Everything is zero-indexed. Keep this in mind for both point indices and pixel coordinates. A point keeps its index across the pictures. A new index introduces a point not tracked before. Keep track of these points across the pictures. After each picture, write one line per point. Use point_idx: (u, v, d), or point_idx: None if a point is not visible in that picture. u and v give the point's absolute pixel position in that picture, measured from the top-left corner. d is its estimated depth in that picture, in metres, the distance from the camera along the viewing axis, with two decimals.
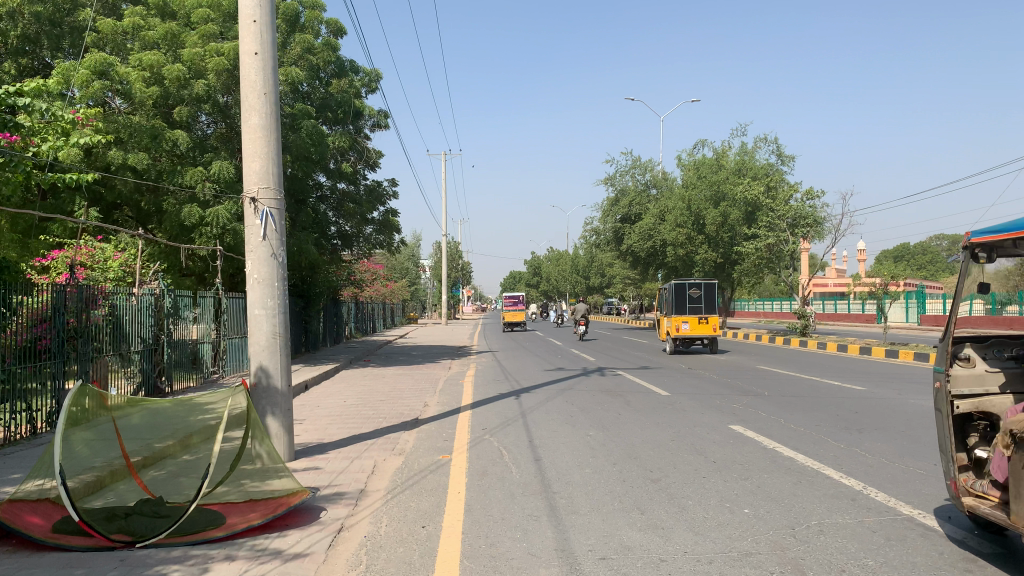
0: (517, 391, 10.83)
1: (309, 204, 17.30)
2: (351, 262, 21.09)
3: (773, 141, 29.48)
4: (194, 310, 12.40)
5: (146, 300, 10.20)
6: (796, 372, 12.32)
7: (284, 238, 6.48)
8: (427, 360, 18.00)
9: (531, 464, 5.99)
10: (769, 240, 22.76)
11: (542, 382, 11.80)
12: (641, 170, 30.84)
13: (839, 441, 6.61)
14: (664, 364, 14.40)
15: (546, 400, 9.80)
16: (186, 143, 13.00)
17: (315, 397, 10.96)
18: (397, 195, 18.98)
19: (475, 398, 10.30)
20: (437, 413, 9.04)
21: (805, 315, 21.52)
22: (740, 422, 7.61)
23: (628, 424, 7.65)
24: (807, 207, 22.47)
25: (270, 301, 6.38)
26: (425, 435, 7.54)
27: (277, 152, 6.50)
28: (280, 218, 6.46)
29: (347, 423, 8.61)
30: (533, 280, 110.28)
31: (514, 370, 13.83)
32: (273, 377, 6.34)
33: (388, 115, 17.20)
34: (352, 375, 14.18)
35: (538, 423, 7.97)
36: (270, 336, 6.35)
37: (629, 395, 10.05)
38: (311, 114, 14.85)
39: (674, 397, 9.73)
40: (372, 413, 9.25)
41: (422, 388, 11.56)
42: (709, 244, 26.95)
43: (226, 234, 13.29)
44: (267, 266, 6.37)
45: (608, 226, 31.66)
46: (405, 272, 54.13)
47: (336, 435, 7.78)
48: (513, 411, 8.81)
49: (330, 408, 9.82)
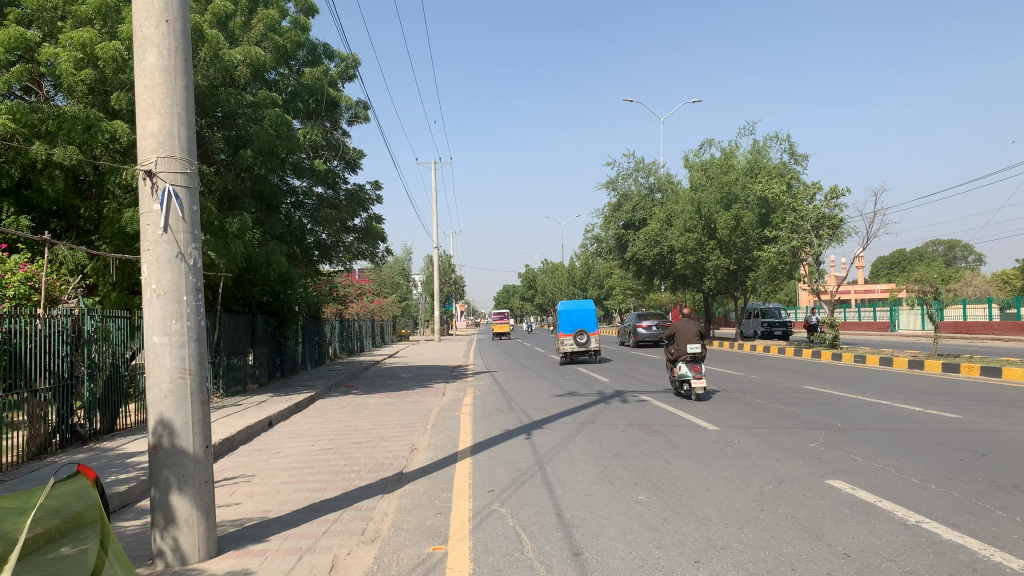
0: (526, 426, 8.84)
1: (280, 210, 15.26)
2: (330, 274, 19.09)
3: (785, 140, 27.60)
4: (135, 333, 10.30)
5: (60, 324, 8.12)
6: (855, 396, 10.36)
7: (197, 231, 4.46)
8: (417, 382, 15.96)
9: (568, 562, 3.98)
10: (790, 244, 20.79)
11: (554, 413, 9.82)
12: (644, 172, 28.99)
13: (999, 507, 4.64)
14: (692, 387, 12.38)
15: (566, 440, 7.79)
16: (128, 135, 10.93)
17: (281, 439, 8.91)
18: (381, 198, 16.98)
19: (476, 436, 8.32)
20: (429, 463, 6.99)
21: (834, 325, 19.52)
22: (837, 476, 5.62)
23: (688, 481, 5.63)
24: (830, 208, 20.49)
25: (175, 322, 4.34)
26: (411, 502, 5.55)
27: (188, 107, 4.48)
28: (188, 202, 4.44)
29: (310, 479, 6.62)
30: (527, 293, 108.46)
31: (518, 397, 11.83)
32: (180, 437, 4.27)
33: (368, 106, 15.24)
34: (330, 406, 12.13)
35: (562, 480, 5.95)
36: (177, 375, 4.31)
37: (668, 431, 8.01)
38: (278, 103, 12.99)
39: (725, 433, 7.77)
40: (344, 464, 7.19)
41: (411, 423, 9.53)
42: (723, 250, 24.92)
43: None
44: (171, 273, 4.34)
45: (610, 234, 29.73)
46: (395, 286, 52.14)
47: (291, 502, 5.79)
48: (527, 460, 6.77)
49: (294, 457, 7.74)
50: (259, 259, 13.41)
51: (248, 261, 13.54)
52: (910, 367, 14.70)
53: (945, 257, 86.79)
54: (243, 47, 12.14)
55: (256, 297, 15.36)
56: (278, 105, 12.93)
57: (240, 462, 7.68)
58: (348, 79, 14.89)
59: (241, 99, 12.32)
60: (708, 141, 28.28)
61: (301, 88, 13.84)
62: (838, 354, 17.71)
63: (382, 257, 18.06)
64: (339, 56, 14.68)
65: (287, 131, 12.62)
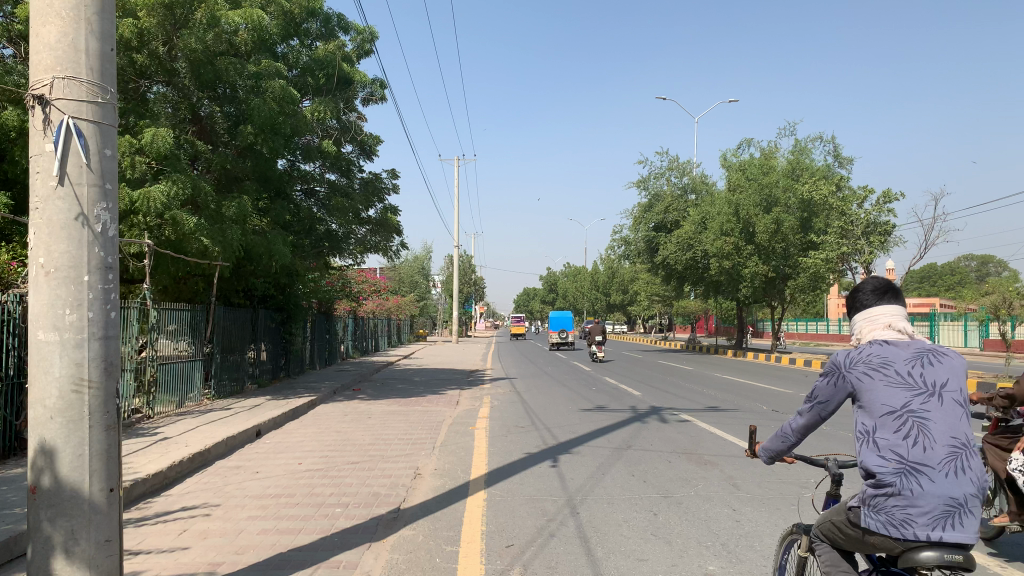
0: (553, 449, 7.50)
1: (288, 195, 14.07)
2: (342, 268, 17.87)
3: (830, 140, 25.99)
4: None
5: (5, 310, 6.90)
6: None
7: (109, 185, 3.19)
8: (430, 389, 14.69)
9: None
10: (835, 251, 19.27)
11: (585, 433, 8.47)
12: (678, 172, 27.60)
13: None
14: (739, 406, 10.96)
15: (603, 471, 6.43)
16: None
17: (265, 454, 7.64)
18: (397, 188, 15.71)
19: (494, 460, 7.00)
20: (435, 498, 5.67)
21: None
22: (971, 545, 4.23)
23: (771, 546, 4.26)
24: (882, 214, 18.96)
25: (70, 313, 3.04)
26: (407, 558, 4.25)
27: (104, 10, 3.20)
28: (97, 144, 3.17)
29: (286, 513, 5.33)
30: (548, 296, 107.22)
31: (542, 410, 10.50)
32: (66, 473, 2.98)
33: (386, 85, 13.91)
34: (331, 413, 10.88)
35: (604, 533, 4.61)
36: (69, 389, 3.02)
37: (724, 465, 6.63)
38: (284, 75, 11.68)
39: (796, 470, 6.39)
40: (333, 493, 5.90)
41: (420, 439, 8.25)
42: (760, 256, 23.40)
43: (165, 225, 10.29)
44: (65, 241, 3.06)
45: (640, 236, 28.28)
46: (414, 285, 51.22)
47: (254, 548, 4.51)
48: (556, 499, 5.44)
49: (274, 480, 6.44)
50: (259, 249, 12.16)
51: (247, 249, 12.35)
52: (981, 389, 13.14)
53: (979, 271, 84.41)
54: (246, 9, 11.05)
55: (259, 289, 14.11)
56: (283, 77, 11.53)
57: (210, 483, 6.40)
58: (364, 54, 13.64)
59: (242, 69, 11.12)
60: (747, 140, 26.76)
61: (312, 61, 12.58)
62: None
63: (397, 252, 16.74)
64: (355, 29, 13.42)
65: (292, 106, 11.40)
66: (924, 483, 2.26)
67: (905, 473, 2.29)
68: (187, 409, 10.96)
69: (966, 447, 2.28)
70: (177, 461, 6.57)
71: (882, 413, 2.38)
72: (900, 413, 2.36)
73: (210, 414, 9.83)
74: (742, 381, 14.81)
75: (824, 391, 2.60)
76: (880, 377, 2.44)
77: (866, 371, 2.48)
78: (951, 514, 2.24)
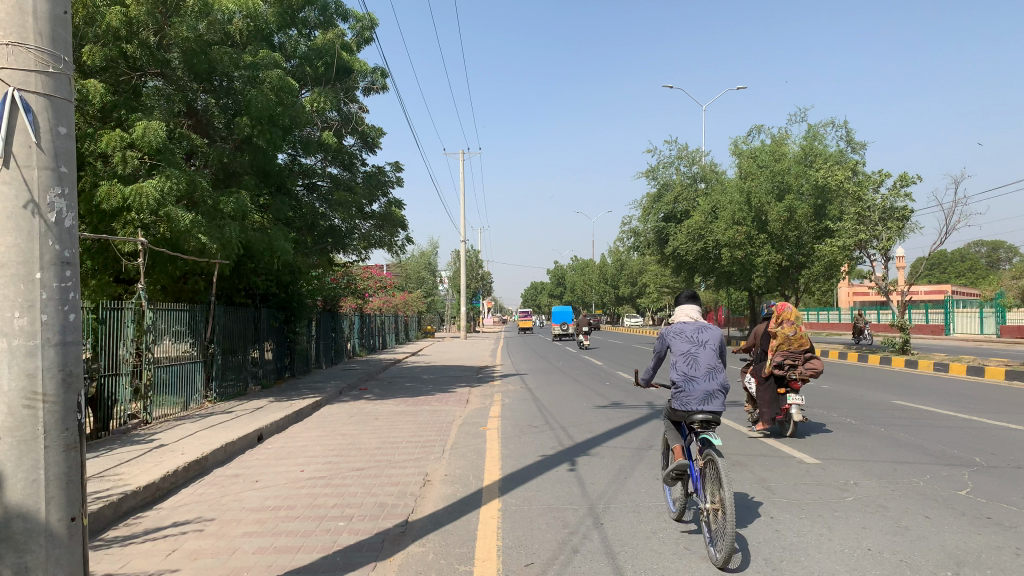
0: (570, 450, 7.10)
1: (288, 190, 13.66)
2: (346, 264, 17.46)
3: (843, 125, 25.42)
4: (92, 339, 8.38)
5: None
6: (968, 417, 8.45)
7: (65, 170, 2.77)
8: (439, 387, 14.29)
9: None
10: (852, 238, 18.78)
11: (601, 432, 8.05)
12: (687, 161, 27.10)
13: None
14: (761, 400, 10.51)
15: (625, 475, 6.01)
16: (100, 94, 9.38)
17: (266, 460, 7.25)
18: (401, 181, 15.29)
19: (508, 463, 6.60)
20: (446, 508, 5.27)
21: (906, 328, 17.45)
22: None
23: (819, 561, 3.83)
24: (899, 198, 18.46)
25: (18, 316, 2.63)
26: None
27: None
28: (48, 121, 2.76)
29: (285, 527, 4.93)
30: (556, 290, 106.78)
31: (556, 408, 10.09)
32: (16, 502, 2.56)
33: (387, 73, 13.46)
34: (336, 414, 10.49)
35: (633, 547, 4.21)
36: (20, 404, 2.61)
37: (754, 465, 6.20)
38: (281, 65, 11.27)
39: (831, 469, 5.95)
40: (336, 504, 5.48)
41: (429, 442, 7.83)
42: (774, 245, 22.89)
43: (160, 222, 9.91)
44: (11, 236, 2.64)
45: (649, 227, 27.80)
46: (421, 281, 50.89)
47: (248, 569, 4.11)
48: (577, 508, 5.03)
49: (273, 491, 6.04)
50: (259, 246, 11.76)
51: (247, 246, 11.96)
52: (1008, 378, 12.67)
53: (989, 256, 83.62)
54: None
55: (261, 288, 13.73)
56: (280, 66, 11.10)
57: (206, 494, 6.00)
58: (364, 42, 13.20)
59: (238, 58, 10.71)
60: (757, 127, 26.24)
61: (310, 50, 12.16)
62: (912, 360, 15.74)
63: (402, 247, 16.32)
64: (354, 16, 12.98)
65: (290, 97, 11.00)
66: (692, 384, 4.34)
67: (685, 382, 4.35)
68: (188, 413, 10.58)
69: (714, 366, 4.31)
70: (171, 470, 6.17)
71: (678, 355, 4.43)
72: (686, 354, 4.42)
73: (210, 418, 9.45)
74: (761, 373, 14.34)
75: (656, 348, 4.69)
76: (680, 337, 4.48)
77: (674, 336, 4.50)
78: (709, 399, 4.28)
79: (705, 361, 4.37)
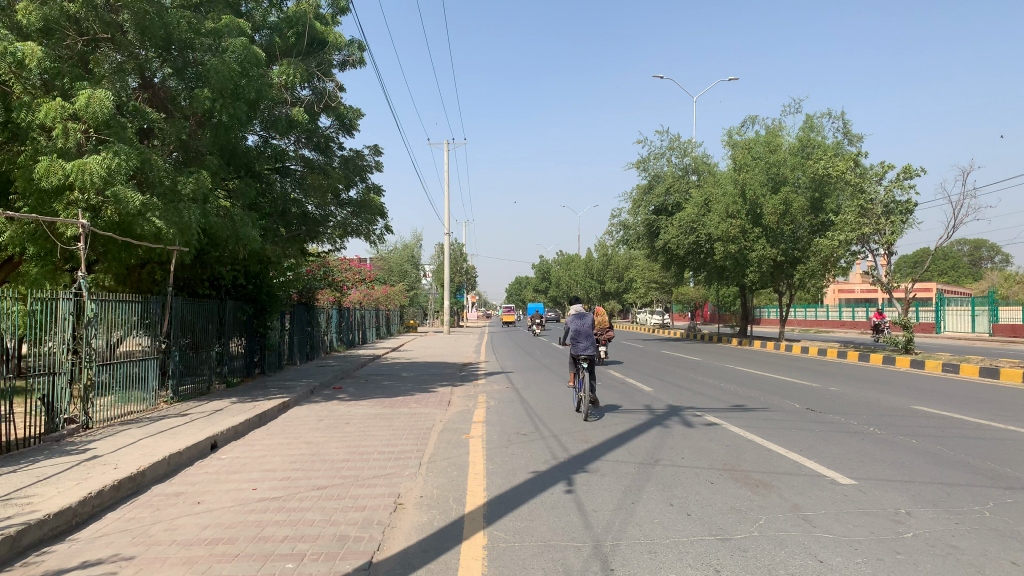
0: (565, 466, 6.17)
1: (258, 173, 12.67)
2: (321, 255, 16.47)
3: (840, 117, 24.64)
4: (29, 332, 7.45)
5: None
6: (1001, 428, 7.63)
7: None
8: (418, 386, 13.35)
9: None
10: (853, 233, 17.98)
11: (600, 443, 7.14)
12: (679, 152, 26.28)
13: None
14: (769, 405, 9.66)
15: (633, 500, 5.10)
16: (37, 58, 8.37)
17: (215, 476, 6.27)
18: (381, 165, 14.32)
19: (494, 482, 5.67)
20: (419, 545, 4.33)
21: (910, 327, 16.65)
22: None
23: None
24: (903, 191, 17.67)
25: None
26: None
27: None
28: None
29: (220, 570, 3.97)
30: (541, 285, 105.97)
31: (545, 413, 9.18)
32: None
33: (364, 47, 12.47)
34: (305, 418, 9.51)
35: None
36: None
37: (782, 488, 5.32)
38: (246, 33, 10.27)
39: (875, 494, 5.06)
40: (287, 537, 4.53)
41: (404, 455, 6.88)
42: (769, 239, 22.07)
43: (108, 205, 8.90)
44: None
45: (640, 220, 26.98)
46: (403, 273, 49.84)
47: None
48: (580, 547, 4.10)
49: (216, 516, 5.08)
50: (223, 233, 10.77)
51: (210, 233, 10.96)
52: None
53: (971, 254, 83.79)
54: None
55: (227, 278, 12.73)
56: (245, 35, 10.11)
57: (136, 520, 5.02)
58: (340, 13, 12.20)
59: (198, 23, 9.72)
60: (752, 117, 25.44)
61: (281, 20, 11.22)
62: (918, 360, 14.96)
63: (380, 237, 15.32)
64: None
65: (255, 69, 10.04)
66: (580, 342, 8.88)
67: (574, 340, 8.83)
68: (136, 416, 9.55)
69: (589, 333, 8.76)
70: (93, 492, 5.18)
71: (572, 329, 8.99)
72: (577, 330, 8.98)
73: (158, 423, 8.44)
74: (761, 374, 13.51)
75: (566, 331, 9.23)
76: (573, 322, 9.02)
77: (572, 325, 9.05)
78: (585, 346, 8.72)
79: (585, 333, 8.85)
